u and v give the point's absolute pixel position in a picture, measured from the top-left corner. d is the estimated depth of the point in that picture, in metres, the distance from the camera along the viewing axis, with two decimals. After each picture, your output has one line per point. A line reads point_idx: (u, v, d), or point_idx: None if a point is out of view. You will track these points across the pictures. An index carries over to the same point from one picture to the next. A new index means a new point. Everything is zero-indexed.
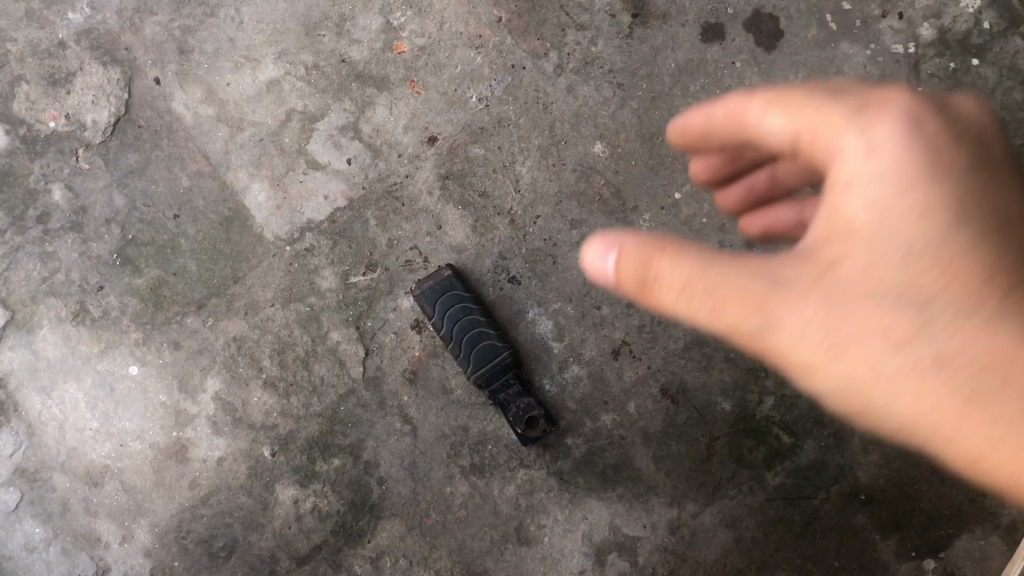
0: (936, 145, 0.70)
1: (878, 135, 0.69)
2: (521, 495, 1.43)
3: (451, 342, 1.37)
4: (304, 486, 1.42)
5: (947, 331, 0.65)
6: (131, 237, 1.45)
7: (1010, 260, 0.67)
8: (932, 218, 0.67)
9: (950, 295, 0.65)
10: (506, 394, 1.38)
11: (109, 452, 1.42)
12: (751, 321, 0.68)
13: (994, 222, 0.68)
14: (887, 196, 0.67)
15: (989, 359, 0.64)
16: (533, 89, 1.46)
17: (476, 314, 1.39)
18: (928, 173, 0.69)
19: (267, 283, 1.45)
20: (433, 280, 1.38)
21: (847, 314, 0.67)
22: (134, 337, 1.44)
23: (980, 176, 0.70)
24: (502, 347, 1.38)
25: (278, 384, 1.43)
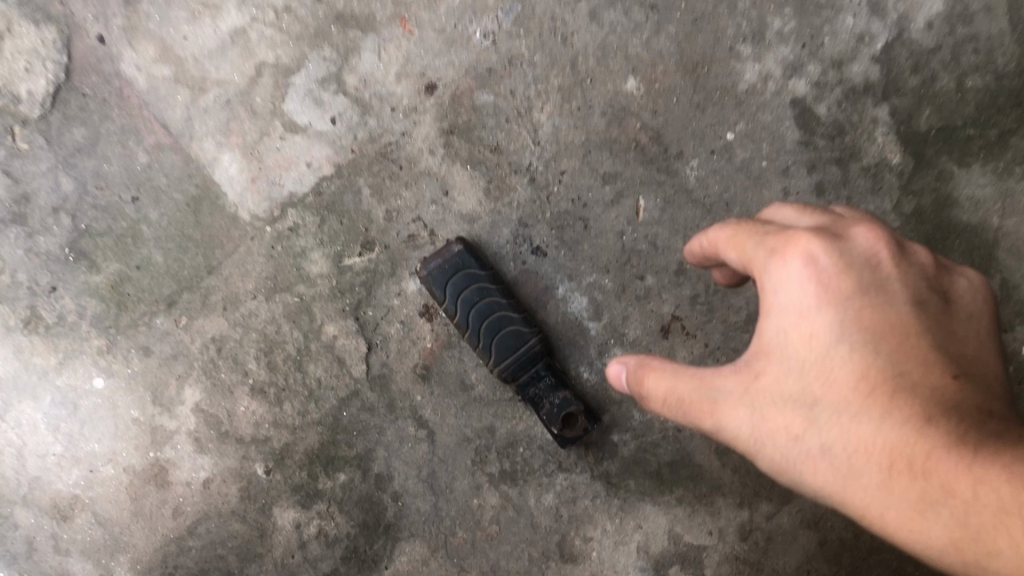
0: (842, 272, 0.78)
1: (788, 275, 0.78)
2: (562, 504, 1.21)
3: (469, 331, 1.14)
4: (307, 508, 1.21)
5: (833, 430, 0.75)
6: (84, 226, 1.22)
7: (890, 370, 0.74)
8: (825, 340, 0.76)
9: (836, 402, 0.75)
10: (537, 388, 1.16)
11: (77, 480, 1.22)
12: (702, 421, 0.81)
13: (885, 327, 0.76)
14: (792, 327, 0.78)
15: (861, 454, 0.73)
16: (549, 18, 1.21)
17: (495, 294, 1.16)
18: (828, 302, 0.77)
19: (247, 271, 1.22)
20: (441, 257, 1.14)
21: (766, 418, 0.78)
22: (96, 345, 1.22)
23: (877, 295, 0.78)
24: (528, 332, 1.16)
25: (268, 390, 1.21)
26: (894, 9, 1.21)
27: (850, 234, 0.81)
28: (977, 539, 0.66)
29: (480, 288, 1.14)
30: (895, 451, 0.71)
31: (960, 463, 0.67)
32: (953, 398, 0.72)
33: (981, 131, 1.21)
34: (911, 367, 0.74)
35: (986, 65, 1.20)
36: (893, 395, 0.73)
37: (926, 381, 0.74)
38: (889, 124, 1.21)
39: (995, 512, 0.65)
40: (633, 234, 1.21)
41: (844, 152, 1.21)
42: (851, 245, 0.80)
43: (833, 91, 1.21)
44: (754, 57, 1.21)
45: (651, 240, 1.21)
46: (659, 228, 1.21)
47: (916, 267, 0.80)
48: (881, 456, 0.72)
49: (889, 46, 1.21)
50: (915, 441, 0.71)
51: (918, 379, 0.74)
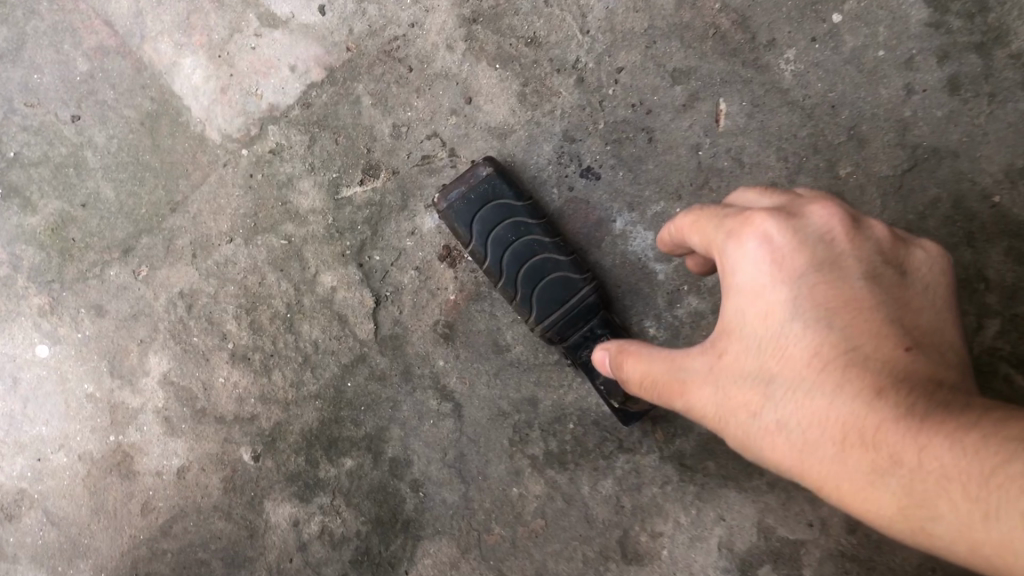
0: (793, 230, 0.60)
1: (736, 239, 0.62)
2: (624, 492, 0.95)
3: (500, 279, 0.90)
4: (306, 501, 0.97)
5: (785, 406, 0.57)
6: (15, 154, 0.97)
7: (847, 341, 0.56)
8: (772, 306, 0.59)
9: (787, 377, 0.57)
10: (593, 350, 0.90)
11: (24, 470, 0.99)
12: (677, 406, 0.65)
13: (842, 300, 0.58)
14: (743, 296, 0.61)
15: (812, 432, 0.55)
16: None
17: (536, 229, 0.90)
18: (778, 264, 0.59)
19: (221, 208, 0.97)
20: (463, 185, 0.90)
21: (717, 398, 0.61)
22: (36, 304, 0.98)
23: (836, 256, 0.60)
24: (579, 278, 0.90)
25: (253, 357, 0.97)
26: None
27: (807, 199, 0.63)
28: (933, 516, 0.48)
29: (512, 222, 0.90)
30: (846, 424, 0.54)
31: (915, 430, 0.50)
32: (917, 369, 0.54)
33: None
34: (865, 338, 0.56)
35: None
36: (846, 366, 0.55)
37: (881, 351, 0.56)
38: None
39: (951, 481, 0.47)
40: (711, 147, 0.94)
41: (986, 35, 0.91)
42: (803, 208, 0.62)
43: None
44: None
45: (736, 155, 0.94)
46: (746, 139, 0.94)
47: (878, 231, 0.62)
48: (831, 433, 0.54)
49: None
50: (866, 413, 0.53)
51: (874, 349, 0.56)
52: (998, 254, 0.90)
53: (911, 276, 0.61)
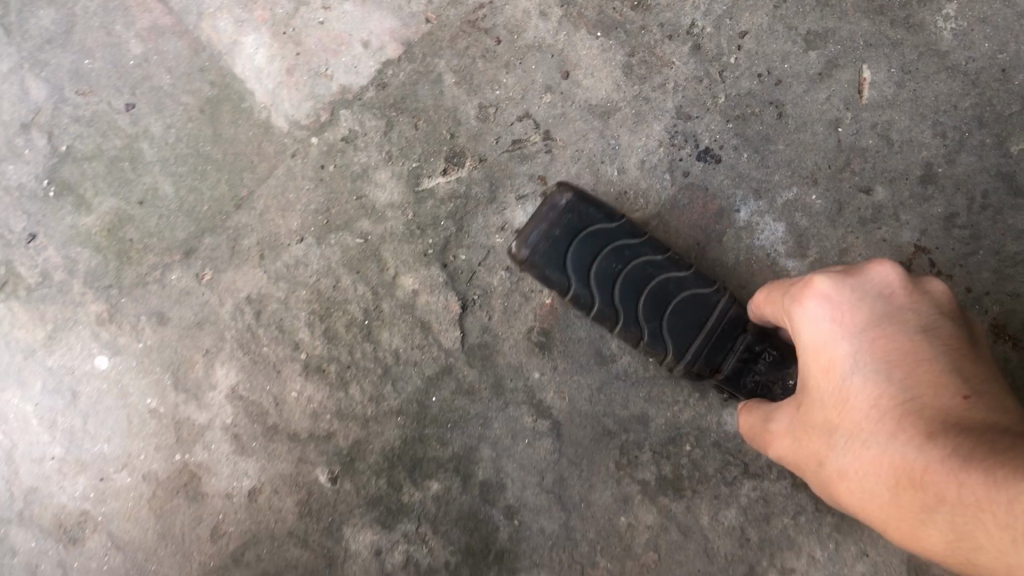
0: (849, 284, 0.62)
1: (795, 303, 0.64)
2: (750, 523, 0.83)
3: (618, 321, 0.77)
4: (389, 528, 0.86)
5: (846, 456, 0.58)
6: (66, 147, 0.88)
7: (901, 387, 0.56)
8: (828, 358, 0.60)
9: (848, 428, 0.58)
10: (760, 371, 0.75)
11: (85, 492, 0.91)
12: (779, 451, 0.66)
13: (899, 352, 0.58)
14: (808, 352, 0.62)
15: (870, 474, 0.55)
16: None
17: (642, 251, 0.78)
18: (832, 318, 0.61)
19: (289, 202, 0.87)
20: (543, 224, 0.79)
21: (802, 447, 0.62)
22: (93, 312, 0.89)
23: (892, 311, 0.60)
24: (709, 296, 0.76)
25: (329, 368, 0.87)
26: None
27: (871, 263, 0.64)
28: (971, 545, 0.45)
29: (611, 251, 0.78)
30: (896, 464, 0.53)
31: (948, 459, 0.49)
32: (969, 411, 0.52)
33: None
34: (922, 385, 0.56)
35: None
36: (899, 412, 0.55)
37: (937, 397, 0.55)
38: None
39: (976, 507, 0.45)
40: (853, 123, 0.80)
41: None
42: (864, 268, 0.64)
43: None
44: None
45: (882, 132, 0.79)
46: (894, 112, 0.79)
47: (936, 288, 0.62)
48: (878, 477, 0.54)
49: None
50: (913, 455, 0.52)
51: (928, 395, 0.55)
52: None
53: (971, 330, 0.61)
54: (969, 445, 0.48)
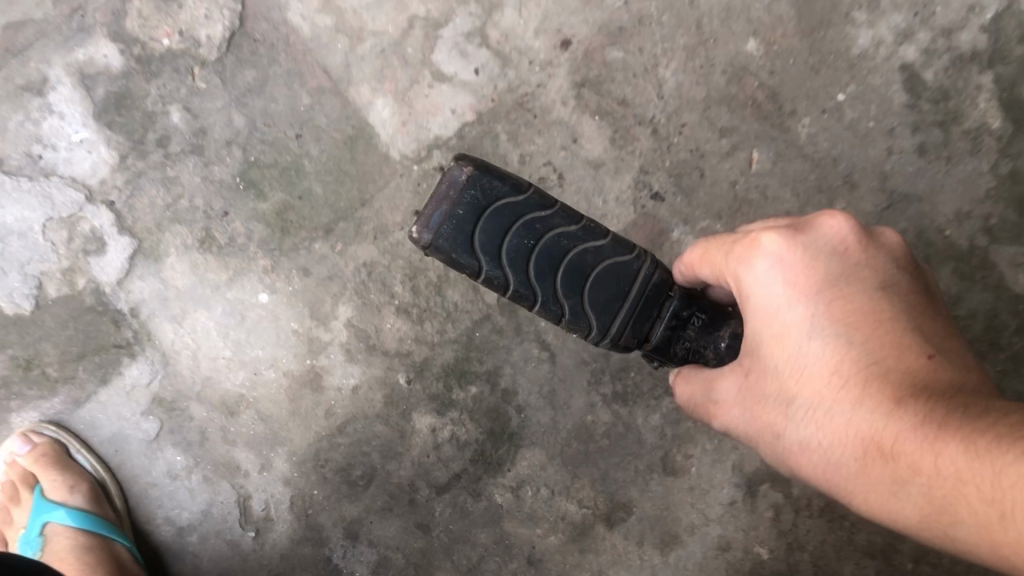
0: (806, 251, 0.88)
1: (743, 259, 0.92)
2: (667, 424, 1.36)
3: (539, 292, 1.05)
4: (442, 415, 1.38)
5: (809, 421, 0.84)
6: (253, 159, 1.38)
7: (860, 353, 0.82)
8: (792, 328, 0.86)
9: (814, 391, 0.84)
10: (687, 338, 1.06)
11: (243, 381, 1.40)
12: (733, 413, 0.93)
13: (855, 320, 0.84)
14: (766, 316, 0.89)
15: (837, 435, 0.81)
16: None
17: (551, 223, 1.05)
18: (789, 281, 0.88)
19: (396, 204, 1.38)
20: (445, 205, 1.02)
21: (761, 413, 0.89)
22: (262, 264, 1.39)
23: (839, 271, 0.87)
24: (616, 266, 1.05)
25: (412, 310, 1.37)
26: None
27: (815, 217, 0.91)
28: (951, 506, 0.70)
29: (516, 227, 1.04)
30: (863, 429, 0.79)
31: (923, 437, 0.73)
32: (929, 375, 0.79)
33: None
34: (885, 353, 0.82)
35: None
36: (864, 379, 0.81)
37: (899, 365, 0.80)
38: (992, 90, 1.31)
39: (959, 478, 0.69)
40: (745, 184, 1.33)
41: (948, 115, 1.31)
42: (813, 227, 0.90)
43: (941, 58, 1.32)
44: (868, 23, 1.32)
45: (762, 191, 1.33)
46: (770, 179, 1.33)
47: (878, 245, 0.90)
48: (844, 435, 0.81)
49: (999, 16, 1.31)
50: (883, 422, 0.77)
51: (890, 363, 0.81)
52: (945, 273, 1.31)
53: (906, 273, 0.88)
54: (937, 418, 0.73)
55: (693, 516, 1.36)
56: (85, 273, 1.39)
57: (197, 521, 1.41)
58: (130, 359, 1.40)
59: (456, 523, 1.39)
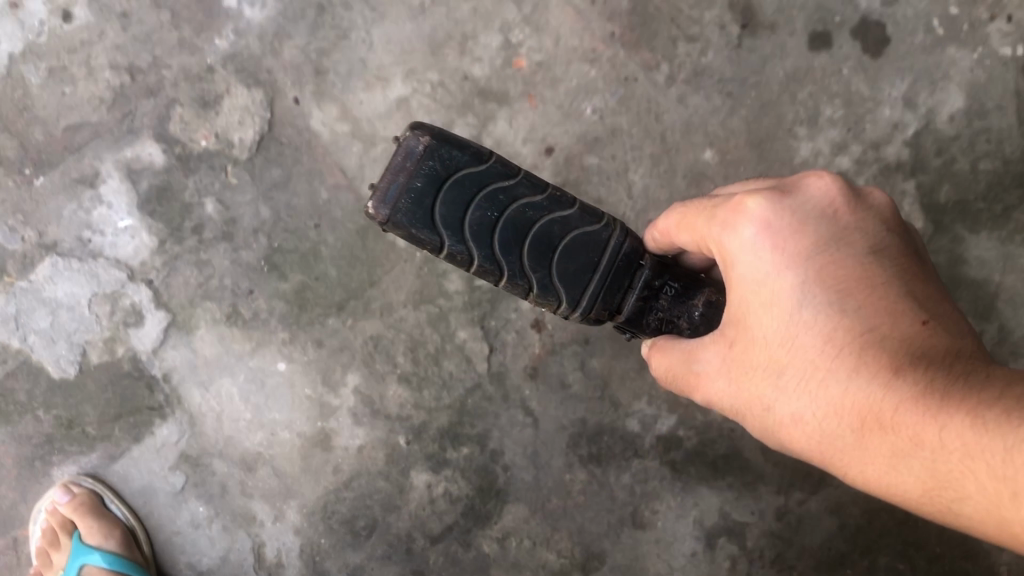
0: (794, 222, 0.97)
1: (732, 230, 1.00)
2: (636, 482, 1.56)
3: (511, 266, 1.15)
4: (436, 472, 1.56)
5: (804, 392, 0.93)
6: (276, 245, 1.58)
7: (854, 321, 0.91)
8: (785, 301, 0.95)
9: (807, 361, 0.93)
10: (660, 308, 1.20)
11: (261, 440, 1.58)
12: (721, 383, 1.02)
13: (846, 287, 0.93)
14: (758, 286, 0.97)
15: (832, 404, 0.91)
16: (645, 100, 1.57)
17: (515, 193, 1.15)
18: (780, 253, 0.96)
19: (400, 285, 1.57)
20: (403, 176, 1.11)
21: (752, 385, 0.98)
22: (281, 337, 1.58)
23: (826, 238, 0.96)
24: (581, 236, 1.16)
25: (412, 379, 1.56)
26: (922, 103, 1.55)
27: (803, 183, 1.00)
28: (957, 475, 0.81)
29: (480, 200, 1.13)
30: (862, 399, 0.88)
31: (925, 411, 0.83)
32: (922, 341, 0.89)
33: (989, 206, 1.54)
34: (880, 320, 0.91)
35: (995, 153, 1.55)
36: (859, 347, 0.90)
37: (895, 332, 0.90)
38: (914, 196, 1.55)
39: (967, 452, 0.79)
40: None
41: None
42: (803, 193, 0.99)
43: (871, 167, 1.55)
44: (808, 137, 1.56)
45: None
46: None
47: (863, 209, 0.99)
48: (841, 404, 0.90)
49: (918, 133, 1.55)
50: (881, 393, 0.87)
51: (885, 330, 0.90)
52: None
53: (888, 228, 0.98)
54: (937, 392, 0.83)
55: (659, 565, 1.56)
56: (125, 343, 1.58)
57: (217, 566, 1.58)
58: (161, 420, 1.58)
59: (448, 570, 1.57)
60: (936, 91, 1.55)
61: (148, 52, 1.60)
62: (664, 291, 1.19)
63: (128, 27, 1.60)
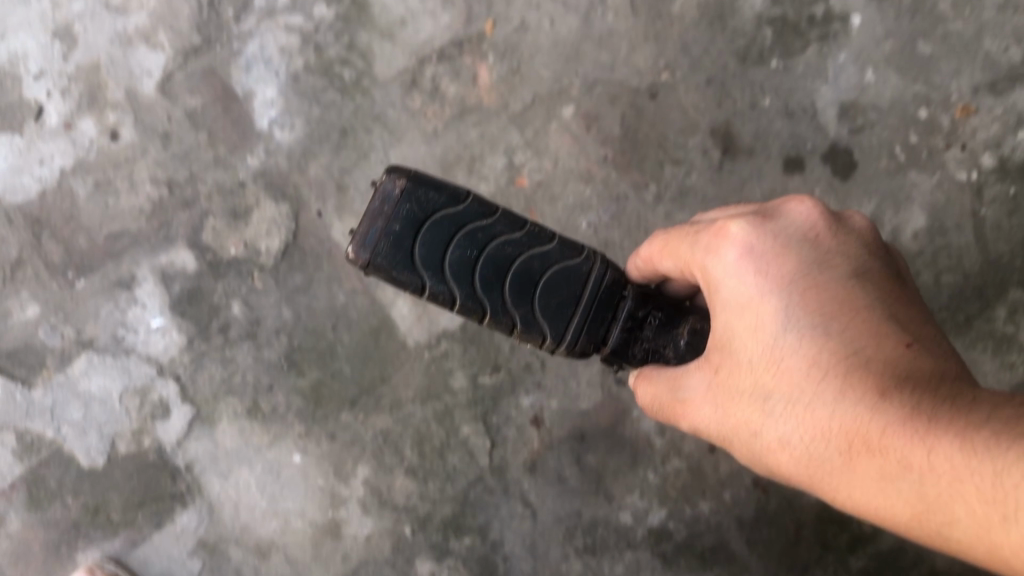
0: (777, 247, 1.09)
1: (717, 256, 1.11)
2: (629, 573, 1.67)
3: (493, 303, 1.22)
4: (440, 561, 1.67)
5: (790, 414, 1.03)
6: (296, 344, 1.72)
7: (837, 343, 1.01)
8: (769, 325, 1.06)
9: (793, 383, 1.03)
10: (646, 338, 1.27)
11: (275, 528, 1.69)
12: (707, 409, 1.11)
13: (830, 313, 1.04)
14: (744, 310, 1.08)
15: (818, 424, 1.00)
16: (636, 215, 1.74)
17: (493, 231, 1.22)
18: (764, 281, 1.07)
19: (409, 382, 1.70)
20: (381, 221, 1.18)
21: (740, 411, 1.07)
22: (297, 429, 1.70)
23: (808, 264, 1.07)
24: (559, 270, 1.23)
25: (418, 471, 1.68)
26: (889, 221, 1.72)
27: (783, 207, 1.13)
28: (941, 492, 0.89)
29: (458, 239, 1.20)
30: (847, 420, 0.97)
31: (910, 431, 0.91)
32: (903, 360, 0.98)
33: (953, 314, 1.71)
34: (864, 343, 1.01)
35: (956, 267, 1.72)
36: (843, 368, 1.00)
37: (878, 354, 0.99)
38: None
39: (952, 469, 0.87)
40: None
41: None
42: (783, 220, 1.12)
43: None
44: None
45: None
46: None
47: (839, 234, 1.11)
48: (829, 428, 0.99)
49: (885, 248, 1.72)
50: (867, 414, 0.96)
51: (868, 352, 1.00)
52: None
53: (867, 255, 1.10)
54: (920, 417, 0.92)
55: None
56: (152, 434, 1.71)
57: None
58: (181, 507, 1.70)
59: None
60: (900, 211, 1.73)
61: (185, 167, 1.78)
62: (649, 321, 1.27)
63: (168, 145, 1.79)
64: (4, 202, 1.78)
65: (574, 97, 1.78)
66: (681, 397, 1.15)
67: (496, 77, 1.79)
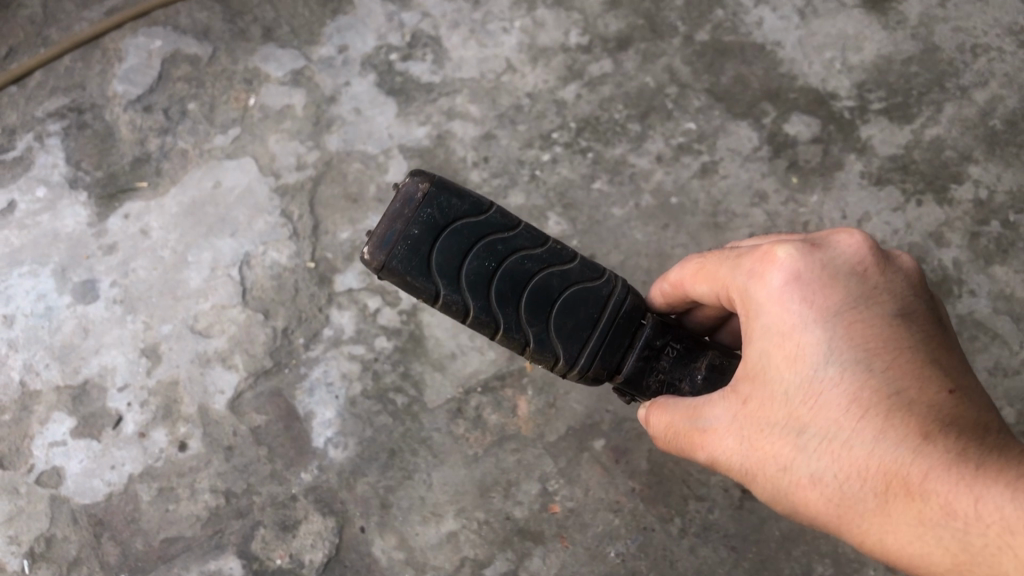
0: (826, 283, 1.29)
1: (766, 284, 1.32)
2: None
3: (508, 315, 1.52)
4: None
5: (823, 448, 1.23)
6: None
7: (879, 382, 1.21)
8: (816, 361, 1.25)
9: (830, 417, 1.23)
10: (661, 370, 1.57)
11: None
12: (734, 441, 1.32)
13: (876, 354, 1.23)
14: (786, 341, 1.28)
15: (852, 458, 1.20)
16: (661, 546, 1.96)
17: (513, 246, 1.53)
18: (812, 316, 1.27)
19: None
20: (402, 225, 1.48)
21: (771, 444, 1.28)
22: None
23: (853, 300, 1.28)
24: (574, 291, 1.54)
25: None
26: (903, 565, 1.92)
27: (835, 242, 1.34)
28: (981, 539, 1.08)
29: (480, 252, 1.51)
30: (886, 458, 1.18)
31: (952, 479, 1.12)
32: (943, 408, 1.19)
33: None
34: (906, 385, 1.21)
35: None
36: (887, 407, 1.20)
37: (920, 398, 1.20)
38: None
39: (996, 518, 1.07)
40: None
41: None
42: (830, 253, 1.32)
43: None
44: None
45: None
46: None
47: (885, 273, 1.31)
48: (868, 465, 1.19)
49: None
50: (909, 458, 1.16)
51: (909, 393, 1.20)
52: None
53: (911, 294, 1.31)
54: (964, 466, 1.12)
55: None
56: None
57: None
58: None
59: None
60: None
61: (243, 479, 2.07)
62: (668, 350, 1.57)
63: (230, 457, 2.08)
64: (73, 500, 2.08)
65: (604, 431, 2.05)
66: (707, 427, 1.36)
67: (534, 408, 2.08)
